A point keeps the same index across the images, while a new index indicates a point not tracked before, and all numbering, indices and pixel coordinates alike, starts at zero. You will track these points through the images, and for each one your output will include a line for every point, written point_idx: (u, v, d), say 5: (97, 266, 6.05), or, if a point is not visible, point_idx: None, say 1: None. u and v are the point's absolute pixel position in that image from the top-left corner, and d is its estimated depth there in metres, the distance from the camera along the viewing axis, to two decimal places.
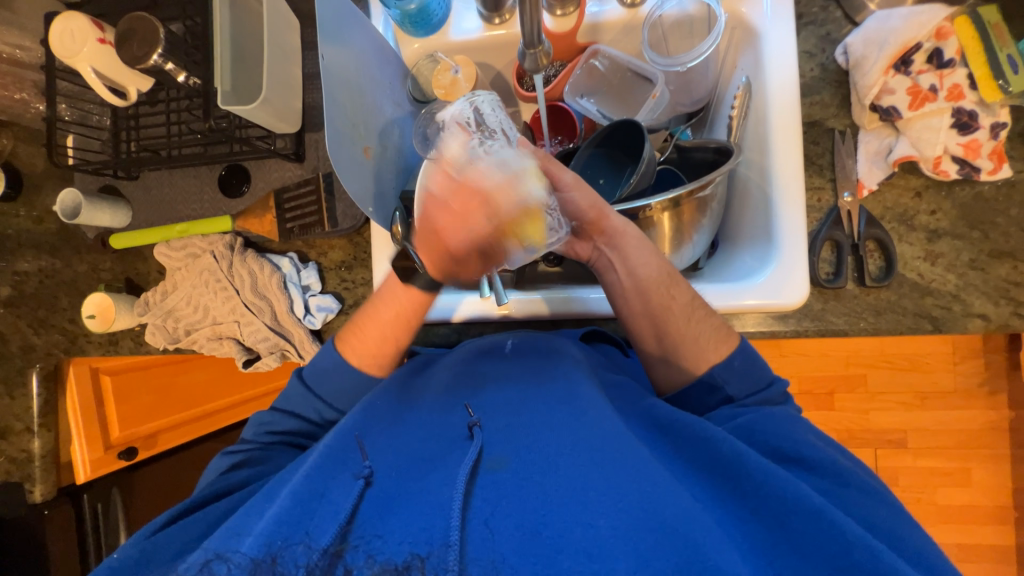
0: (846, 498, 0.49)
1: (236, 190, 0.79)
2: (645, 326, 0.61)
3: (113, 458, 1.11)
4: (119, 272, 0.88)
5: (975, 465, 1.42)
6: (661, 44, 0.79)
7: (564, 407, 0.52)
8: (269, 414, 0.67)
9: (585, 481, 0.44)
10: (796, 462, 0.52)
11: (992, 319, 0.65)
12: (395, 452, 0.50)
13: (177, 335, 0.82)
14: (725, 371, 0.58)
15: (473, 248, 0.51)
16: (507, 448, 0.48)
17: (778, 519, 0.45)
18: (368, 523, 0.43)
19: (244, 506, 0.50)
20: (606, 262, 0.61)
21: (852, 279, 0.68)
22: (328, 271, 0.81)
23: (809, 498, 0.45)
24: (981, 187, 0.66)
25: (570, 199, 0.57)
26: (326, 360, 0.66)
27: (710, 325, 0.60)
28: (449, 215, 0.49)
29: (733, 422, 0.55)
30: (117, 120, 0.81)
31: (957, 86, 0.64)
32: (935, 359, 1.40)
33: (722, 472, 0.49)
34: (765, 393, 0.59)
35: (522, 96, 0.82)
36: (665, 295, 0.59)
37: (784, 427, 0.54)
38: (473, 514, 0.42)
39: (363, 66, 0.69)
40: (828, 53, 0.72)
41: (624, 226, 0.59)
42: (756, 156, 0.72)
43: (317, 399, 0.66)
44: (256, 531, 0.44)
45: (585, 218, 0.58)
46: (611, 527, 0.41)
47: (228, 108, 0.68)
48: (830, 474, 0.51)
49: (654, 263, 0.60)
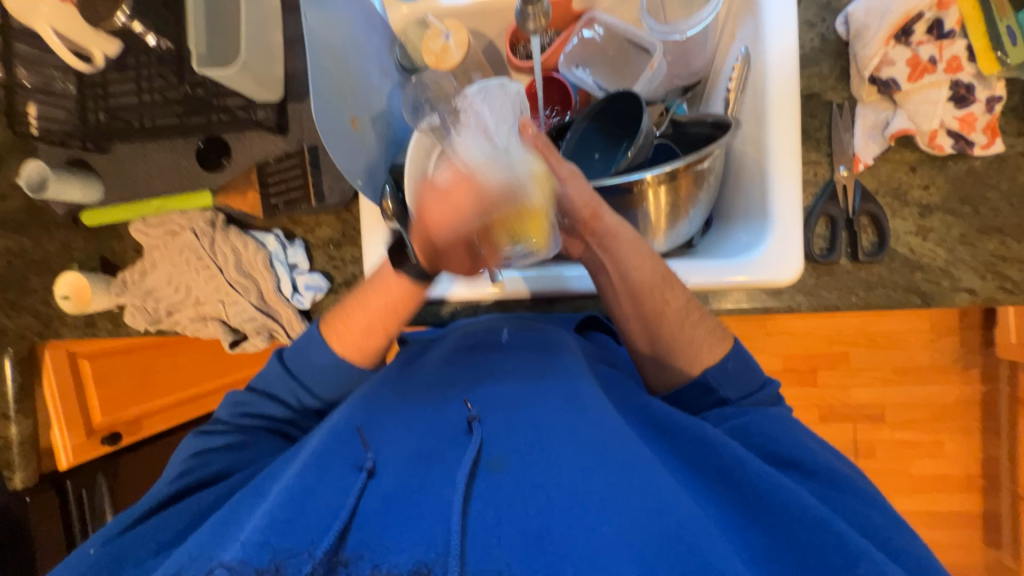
0: (814, 465, 0.52)
1: (215, 163, 0.77)
2: (637, 329, 0.61)
3: (96, 443, 1.09)
4: (93, 251, 0.83)
5: (946, 437, 1.48)
6: (659, 12, 0.76)
7: (565, 402, 0.52)
8: (246, 395, 0.64)
9: (588, 482, 0.43)
10: (794, 467, 0.52)
11: (978, 293, 0.66)
12: (396, 447, 0.49)
13: (158, 316, 0.79)
14: (719, 373, 0.59)
15: (462, 243, 0.46)
16: (506, 448, 0.47)
17: (779, 526, 0.45)
18: (368, 528, 0.41)
19: (232, 504, 0.48)
20: (597, 262, 0.61)
21: (844, 254, 0.68)
22: (316, 249, 0.78)
23: (813, 509, 0.45)
24: (973, 161, 0.66)
25: (563, 193, 0.55)
26: (316, 353, 0.63)
27: (702, 328, 0.60)
28: (449, 216, 0.44)
29: (728, 423, 0.56)
30: (83, 88, 0.77)
31: (956, 57, 0.63)
32: (914, 335, 1.44)
33: (716, 472, 0.50)
34: (758, 394, 0.60)
35: (516, 66, 0.79)
36: (657, 299, 0.58)
37: (784, 433, 0.55)
38: (474, 519, 0.41)
39: (346, 30, 0.66)
40: (829, 23, 0.70)
41: (618, 227, 0.58)
42: (753, 129, 0.71)
43: (294, 381, 0.63)
44: (241, 538, 0.40)
45: (578, 217, 0.57)
46: (615, 532, 0.40)
47: (204, 72, 0.64)
48: (826, 479, 0.51)
49: (648, 268, 0.58)
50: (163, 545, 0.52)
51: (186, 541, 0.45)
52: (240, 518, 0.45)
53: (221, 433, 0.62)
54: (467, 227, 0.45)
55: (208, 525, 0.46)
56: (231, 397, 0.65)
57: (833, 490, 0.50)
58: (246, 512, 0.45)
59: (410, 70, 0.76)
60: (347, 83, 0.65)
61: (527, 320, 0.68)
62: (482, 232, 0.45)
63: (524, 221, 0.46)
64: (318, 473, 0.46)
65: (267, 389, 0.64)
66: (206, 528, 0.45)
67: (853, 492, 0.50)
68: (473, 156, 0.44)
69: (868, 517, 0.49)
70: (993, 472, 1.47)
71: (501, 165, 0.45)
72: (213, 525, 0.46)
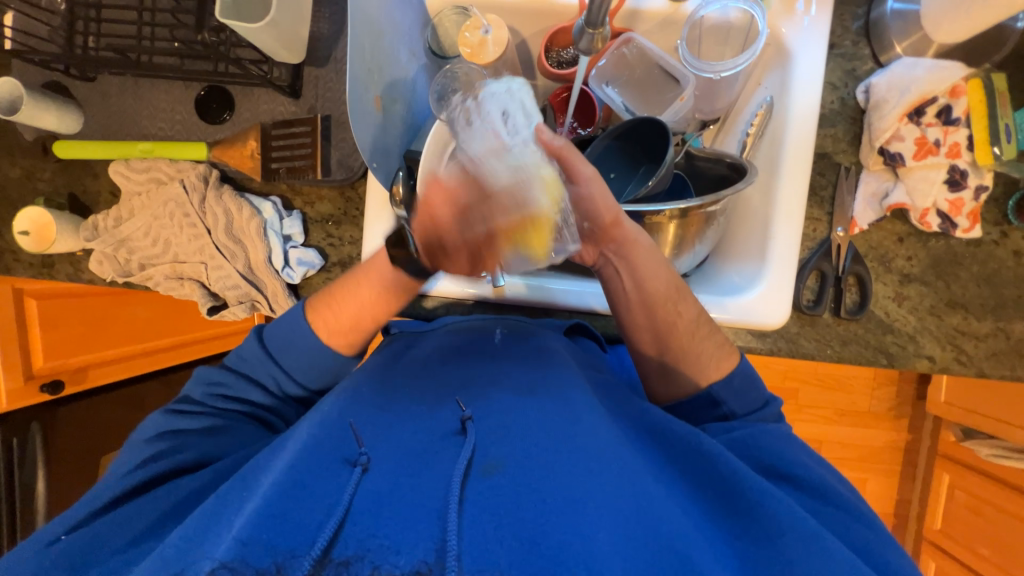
0: (804, 481, 0.54)
1: (216, 115, 0.73)
2: (647, 339, 0.63)
3: (34, 391, 1.01)
4: (61, 186, 0.76)
5: (870, 477, 1.61)
6: (695, 45, 0.75)
7: (557, 408, 0.53)
8: (219, 375, 0.64)
9: (584, 491, 0.44)
10: (787, 480, 0.55)
11: (936, 361, 0.72)
12: (394, 441, 0.49)
13: (129, 269, 0.73)
14: (725, 388, 0.61)
15: (467, 248, 0.48)
16: (501, 451, 0.48)
17: (767, 536, 0.47)
18: (362, 524, 0.41)
19: (216, 496, 0.48)
20: (612, 270, 0.62)
21: (828, 309, 0.72)
22: (313, 223, 0.74)
23: (806, 521, 0.47)
24: (953, 241, 0.71)
25: (587, 194, 0.55)
26: (299, 338, 0.63)
27: (711, 341, 0.62)
28: (452, 203, 0.44)
29: (728, 436, 0.58)
30: (74, 6, 0.71)
31: (956, 144, 0.68)
32: (858, 382, 1.56)
33: (713, 484, 0.52)
34: (763, 411, 0.62)
35: (546, 70, 0.78)
36: (670, 311, 0.61)
37: (779, 445, 0.57)
38: (470, 523, 0.41)
39: (385, 5, 0.63)
40: (850, 88, 0.74)
41: (636, 235, 0.59)
42: (764, 176, 0.74)
43: (276, 368, 0.63)
44: (230, 534, 0.40)
45: (599, 220, 0.58)
46: (610, 541, 0.41)
47: (226, 22, 0.60)
48: (818, 493, 0.54)
49: (662, 277, 0.61)
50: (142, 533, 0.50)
51: (173, 534, 0.44)
52: (230, 511, 0.44)
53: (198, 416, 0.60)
54: (469, 219, 0.45)
55: (202, 513, 0.45)
56: (204, 375, 0.64)
57: (813, 500, 0.54)
58: (233, 505, 0.45)
59: (439, 54, 0.75)
60: (377, 61, 0.63)
61: (520, 321, 0.69)
62: (487, 238, 0.46)
63: (529, 230, 0.45)
64: (309, 467, 0.46)
65: (246, 371, 0.64)
66: (200, 517, 0.45)
67: (829, 502, 0.53)
68: (483, 150, 0.45)
69: (848, 528, 0.52)
70: (904, 512, 1.62)
71: (511, 164, 0.44)
72: (207, 514, 0.45)
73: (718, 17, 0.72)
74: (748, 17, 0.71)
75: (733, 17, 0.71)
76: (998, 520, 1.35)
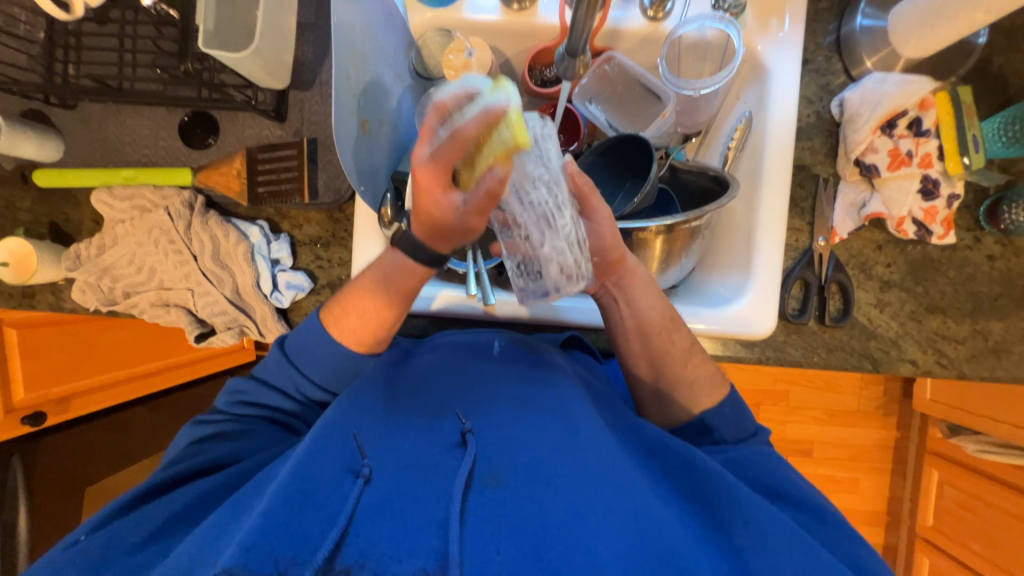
0: (795, 494, 0.56)
1: (201, 140, 0.73)
2: (643, 364, 0.64)
3: (14, 423, 0.99)
4: (42, 215, 0.75)
5: (862, 475, 1.64)
6: (674, 63, 0.77)
7: (557, 419, 0.52)
8: (244, 383, 0.63)
9: (585, 504, 0.44)
10: (781, 498, 0.56)
11: (919, 364, 0.73)
12: (395, 455, 0.49)
13: (113, 297, 0.72)
14: (715, 416, 0.61)
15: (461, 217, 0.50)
16: (503, 463, 0.48)
17: (764, 553, 0.47)
18: (364, 534, 0.41)
19: (217, 514, 0.47)
20: (611, 299, 0.63)
21: (813, 316, 0.74)
22: (302, 246, 0.74)
23: (804, 538, 0.49)
24: (929, 247, 0.73)
25: (597, 231, 0.57)
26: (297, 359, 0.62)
27: (704, 370, 0.63)
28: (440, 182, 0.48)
29: (723, 456, 0.59)
30: (53, 34, 0.70)
31: (928, 154, 0.71)
32: (846, 382, 1.58)
33: (706, 496, 0.52)
34: (751, 441, 0.62)
35: (531, 89, 0.80)
36: (666, 338, 0.62)
37: (772, 466, 0.58)
38: (471, 534, 0.41)
39: (368, 29, 0.64)
40: (825, 102, 0.76)
41: (636, 268, 0.61)
42: (745, 188, 0.75)
43: (293, 371, 0.62)
44: (235, 539, 0.39)
45: (607, 257, 0.59)
46: (611, 554, 0.41)
47: (210, 52, 0.61)
48: (810, 510, 0.55)
49: (657, 307, 0.62)
50: (154, 530, 0.49)
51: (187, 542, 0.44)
52: (231, 526, 0.44)
53: (215, 422, 0.60)
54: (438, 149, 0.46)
55: (208, 526, 0.45)
56: (231, 386, 0.64)
57: (804, 517, 0.54)
58: (236, 517, 0.45)
59: (423, 75, 0.75)
60: (362, 86, 0.63)
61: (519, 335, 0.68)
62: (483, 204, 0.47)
63: (499, 138, 0.42)
64: (315, 474, 0.45)
65: (263, 378, 0.63)
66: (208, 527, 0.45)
67: (815, 516, 0.55)
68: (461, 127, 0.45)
69: (838, 542, 0.53)
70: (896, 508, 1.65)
71: (478, 104, 0.43)
72: (217, 522, 0.45)
73: (696, 36, 0.74)
74: (723, 35, 0.73)
75: (710, 35, 0.73)
76: (989, 516, 1.36)
